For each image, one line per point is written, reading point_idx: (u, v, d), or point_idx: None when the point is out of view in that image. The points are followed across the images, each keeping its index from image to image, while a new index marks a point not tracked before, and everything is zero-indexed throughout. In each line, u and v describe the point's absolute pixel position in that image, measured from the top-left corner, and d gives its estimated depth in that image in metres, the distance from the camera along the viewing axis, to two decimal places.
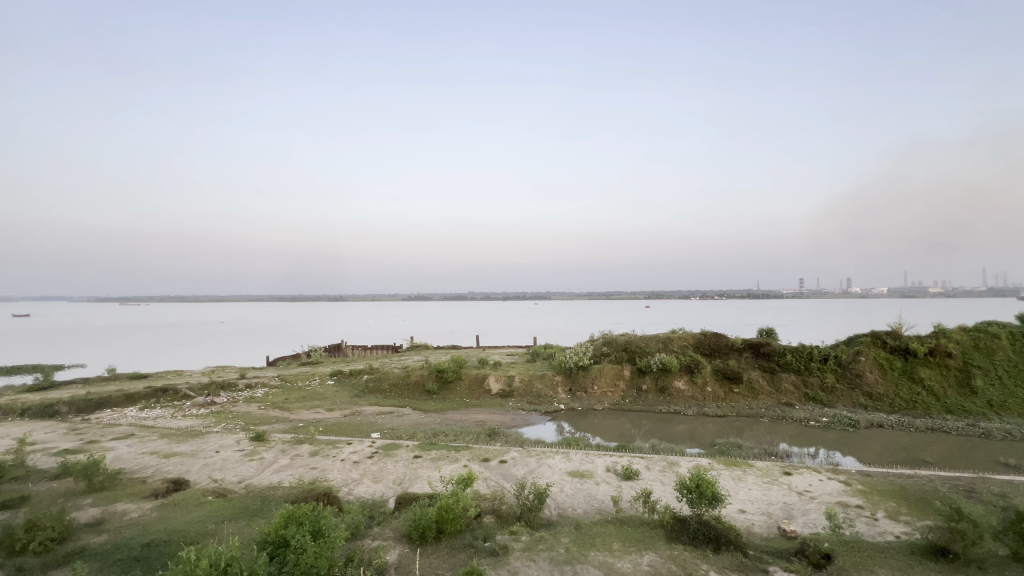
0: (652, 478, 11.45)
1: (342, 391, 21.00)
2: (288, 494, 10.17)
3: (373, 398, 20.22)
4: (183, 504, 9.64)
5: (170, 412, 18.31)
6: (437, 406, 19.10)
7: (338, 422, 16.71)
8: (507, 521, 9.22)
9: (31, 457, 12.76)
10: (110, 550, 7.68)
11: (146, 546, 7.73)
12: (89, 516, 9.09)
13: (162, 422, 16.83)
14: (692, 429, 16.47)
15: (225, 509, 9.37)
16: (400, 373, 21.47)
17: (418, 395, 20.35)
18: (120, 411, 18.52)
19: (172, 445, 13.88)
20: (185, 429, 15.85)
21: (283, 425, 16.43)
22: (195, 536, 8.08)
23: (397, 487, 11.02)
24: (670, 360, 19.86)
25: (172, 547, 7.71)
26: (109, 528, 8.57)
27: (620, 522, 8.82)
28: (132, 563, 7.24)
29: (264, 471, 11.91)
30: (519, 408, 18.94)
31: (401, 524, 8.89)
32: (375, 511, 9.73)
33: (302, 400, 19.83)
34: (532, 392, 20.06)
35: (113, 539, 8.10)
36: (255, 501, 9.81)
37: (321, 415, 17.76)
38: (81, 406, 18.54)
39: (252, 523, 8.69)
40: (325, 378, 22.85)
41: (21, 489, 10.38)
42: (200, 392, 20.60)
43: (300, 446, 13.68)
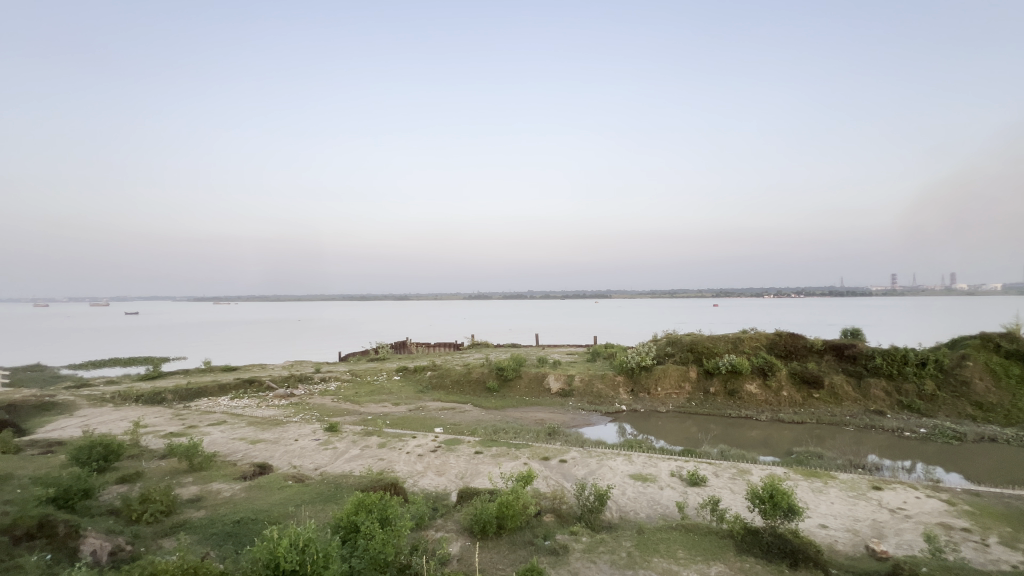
0: (721, 485, 10.89)
1: (408, 387, 21.89)
2: (358, 482, 10.77)
3: (437, 393, 20.94)
4: (268, 486, 10.52)
5: (256, 402, 20.06)
6: (497, 404, 19.40)
7: (404, 416, 17.44)
8: (567, 521, 9.16)
9: (144, 438, 14.48)
10: (208, 524, 8.54)
11: (237, 522, 8.53)
12: (190, 493, 10.16)
13: (250, 411, 18.47)
14: (765, 436, 15.47)
15: (303, 493, 10.10)
16: (462, 370, 22.04)
17: (479, 392, 20.79)
18: (215, 399, 20.54)
19: (258, 433, 15.18)
20: (269, 418, 17.29)
21: (354, 417, 17.42)
22: (277, 517, 8.78)
23: (459, 481, 11.32)
24: (740, 362, 18.75)
25: (257, 525, 8.41)
26: (206, 505, 9.53)
27: (685, 529, 8.47)
28: (225, 537, 8.00)
29: (337, 460, 12.71)
30: (579, 408, 18.77)
31: (463, 518, 9.13)
32: (439, 503, 10.06)
33: (371, 394, 20.92)
34: (592, 391, 19.81)
35: (210, 514, 9.01)
36: (330, 487, 10.50)
37: (389, 409, 18.66)
38: (183, 393, 20.80)
39: (327, 508, 9.30)
40: (392, 374, 23.93)
41: (137, 465, 11.83)
42: (281, 384, 22.35)
43: (369, 438, 14.46)
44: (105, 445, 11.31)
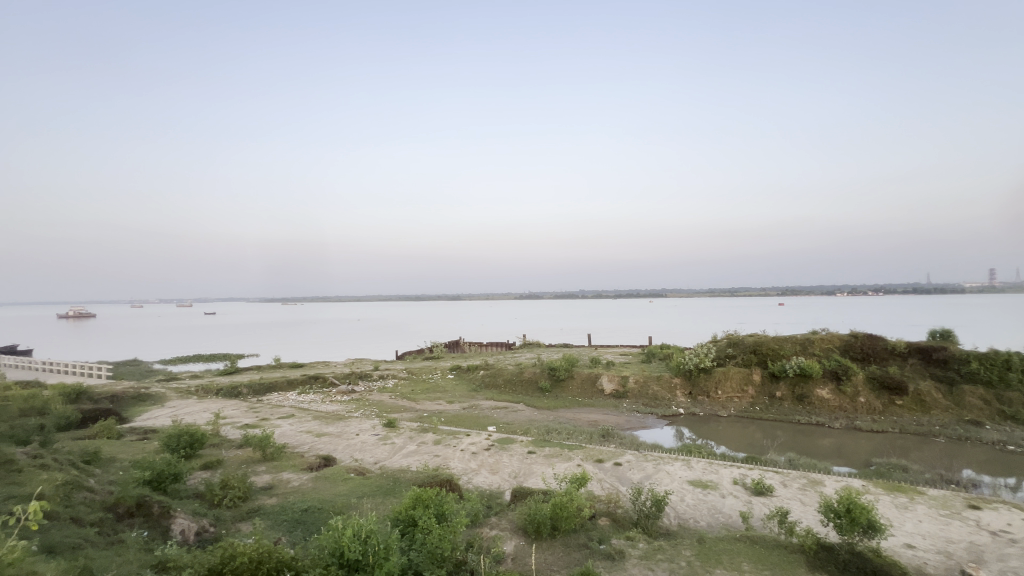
0: (790, 496, 10.21)
1: (461, 385, 22.32)
2: (415, 478, 11.10)
3: (489, 392, 21.18)
4: (332, 478, 11.09)
5: (320, 397, 21.21)
6: (549, 404, 19.31)
7: (458, 414, 17.79)
8: (623, 526, 8.96)
9: (224, 429, 15.73)
10: (279, 510, 9.13)
11: (305, 510, 9.05)
12: (263, 481, 10.92)
13: (315, 406, 19.56)
14: (839, 445, 14.36)
15: (364, 486, 10.54)
16: (514, 370, 22.15)
17: (531, 392, 20.79)
18: (284, 394, 21.94)
19: (323, 426, 16.04)
20: (332, 413, 18.22)
21: (410, 414, 17.99)
22: (341, 507, 9.23)
23: (513, 480, 11.39)
24: (810, 364, 17.53)
25: (323, 515, 8.89)
26: (277, 493, 10.19)
27: (750, 541, 8.03)
28: (295, 524, 8.51)
29: (395, 455, 13.16)
30: (634, 410, 18.30)
31: (517, 517, 9.16)
32: (493, 501, 10.17)
33: (426, 392, 21.52)
34: (647, 393, 19.26)
35: (281, 502, 9.62)
36: (389, 481, 10.90)
37: (443, 406, 19.10)
38: (257, 388, 22.40)
39: (386, 501, 9.66)
40: (446, 372, 24.50)
41: (217, 453, 12.87)
42: (343, 381, 23.51)
43: (425, 434, 14.88)
44: (191, 434, 12.39)
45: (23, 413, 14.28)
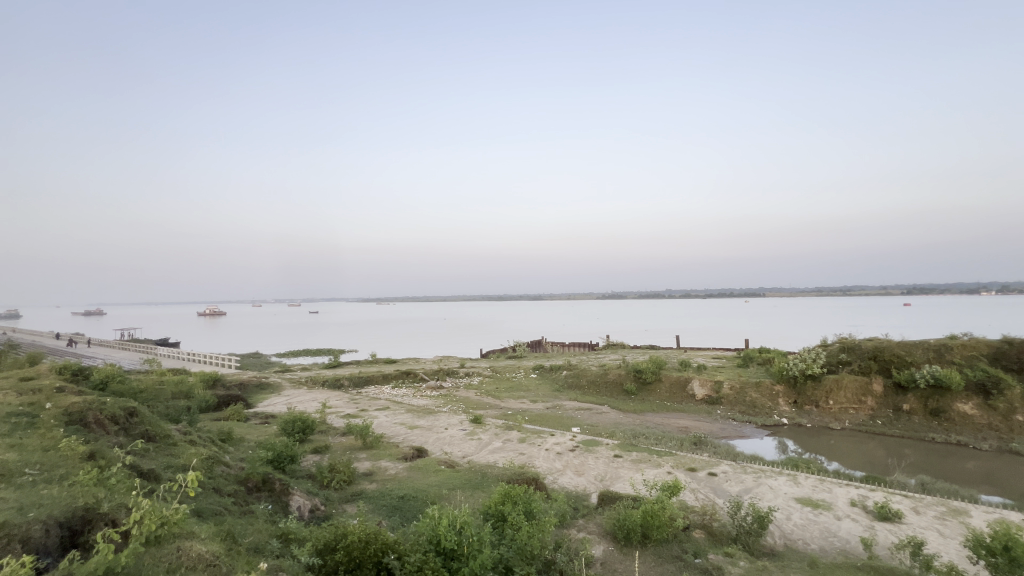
0: (924, 525, 8.90)
1: (544, 385, 22.37)
2: (502, 474, 11.32)
3: (573, 393, 21.05)
4: (425, 468, 11.70)
5: (412, 391, 22.48)
6: (636, 407, 18.70)
7: (542, 414, 17.84)
8: (720, 541, 8.39)
9: (330, 417, 17.27)
10: (380, 496, 9.82)
11: (402, 497, 9.64)
12: (364, 467, 11.80)
13: (407, 399, 20.78)
14: (989, 470, 12.24)
15: (455, 479, 10.97)
16: (598, 372, 21.75)
17: (616, 394, 20.27)
18: (380, 388, 23.57)
19: (415, 419, 16.99)
20: (423, 406, 19.24)
21: (495, 411, 18.38)
22: (434, 497, 9.70)
23: (599, 483, 11.18)
24: (948, 374, 15.15)
25: (417, 503, 9.40)
26: (377, 479, 10.97)
27: (874, 571, 7.12)
28: (393, 509, 9.10)
29: (482, 450, 13.55)
30: (730, 418, 17.10)
31: (605, 521, 8.98)
32: (580, 503, 10.07)
33: (510, 390, 21.87)
34: (745, 401, 17.90)
35: (381, 488, 10.33)
36: (478, 475, 11.25)
37: (527, 405, 19.33)
38: (357, 380, 24.34)
39: (476, 494, 9.97)
40: (529, 371, 24.72)
41: (325, 439, 14.14)
42: (432, 377, 24.67)
43: (510, 432, 15.12)
44: (303, 421, 13.75)
45: (175, 396, 16.81)
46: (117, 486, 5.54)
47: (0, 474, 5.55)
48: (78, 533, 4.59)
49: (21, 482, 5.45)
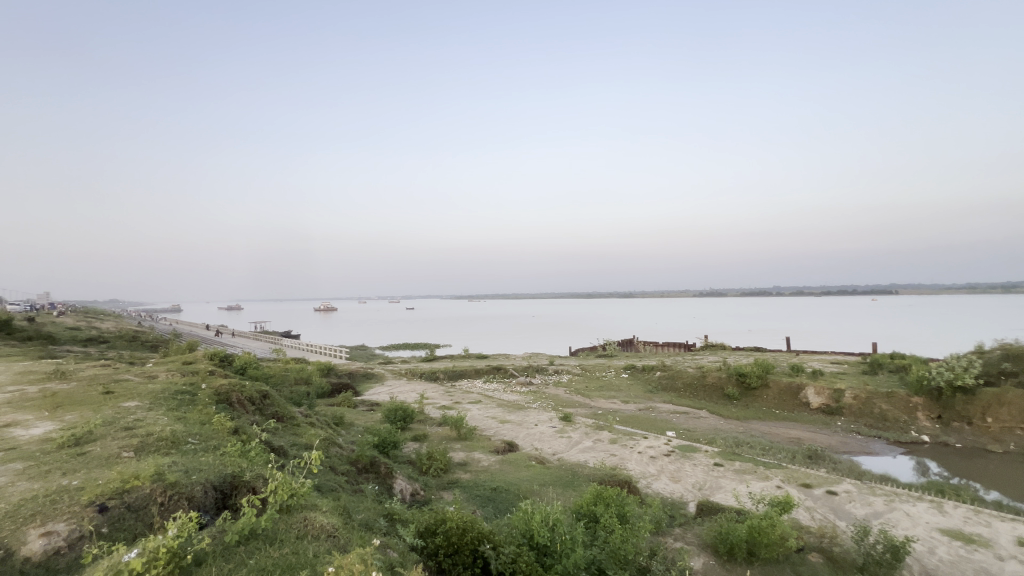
0: None
1: (637, 385, 21.62)
2: (593, 473, 11.17)
3: (667, 395, 20.12)
4: (517, 463, 11.93)
5: (503, 386, 23.04)
6: (738, 413, 17.36)
7: (635, 415, 17.27)
8: (842, 568, 7.48)
9: (427, 408, 18.34)
10: (474, 486, 10.21)
11: (495, 489, 9.93)
12: (459, 458, 12.34)
13: (498, 394, 21.35)
14: None
15: (545, 475, 11.04)
16: (695, 374, 20.55)
17: (716, 398, 18.99)
18: (472, 381, 24.51)
19: (506, 414, 17.40)
20: (513, 402, 19.63)
21: (585, 410, 18.18)
22: (525, 492, 9.86)
23: (697, 492, 10.54)
24: None
25: (509, 496, 9.63)
26: (471, 469, 11.42)
27: None
28: (487, 500, 9.42)
29: (573, 448, 13.48)
30: (853, 431, 15.17)
31: (704, 533, 8.47)
32: (676, 511, 9.60)
33: (600, 389, 21.47)
34: (872, 412, 15.76)
35: (475, 478, 10.74)
36: (568, 473, 11.21)
37: (618, 405, 18.85)
38: (451, 374, 25.54)
39: (567, 492, 9.96)
40: (620, 371, 24.06)
41: (424, 428, 15.03)
42: (522, 373, 25.06)
43: (601, 432, 14.84)
44: (404, 410, 14.74)
45: (297, 382, 18.97)
46: (255, 458, 6.39)
47: (171, 441, 6.69)
48: (228, 495, 5.36)
49: (186, 449, 6.52)
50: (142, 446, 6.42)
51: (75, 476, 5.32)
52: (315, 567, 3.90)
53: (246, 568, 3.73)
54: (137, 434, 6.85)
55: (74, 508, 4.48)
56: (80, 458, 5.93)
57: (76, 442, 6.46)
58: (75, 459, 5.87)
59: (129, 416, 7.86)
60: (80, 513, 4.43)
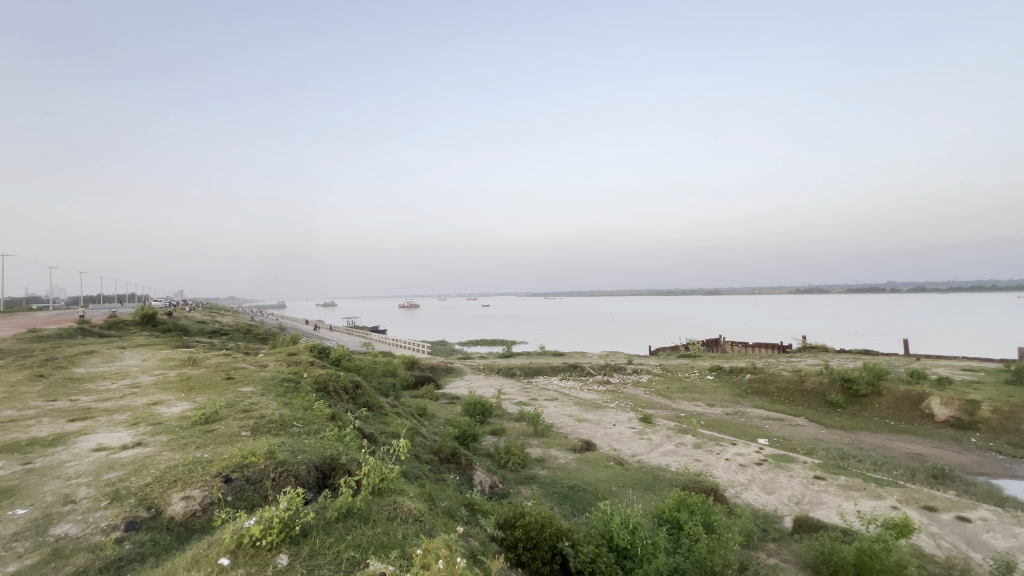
0: None
1: (723, 388, 20.34)
2: (676, 478, 10.69)
3: (758, 399, 18.72)
4: (594, 462, 11.77)
5: (579, 385, 22.83)
6: (844, 423, 15.68)
7: (721, 419, 16.26)
8: None
9: (505, 403, 18.71)
10: (552, 482, 10.24)
11: (572, 487, 9.90)
12: (536, 454, 12.45)
13: (574, 392, 21.20)
14: None
15: (624, 476, 10.78)
16: (791, 378, 18.89)
17: (816, 405, 17.30)
18: (549, 379, 24.56)
19: (583, 412, 17.23)
20: (590, 400, 19.36)
21: (667, 412, 17.45)
22: (604, 493, 9.71)
23: (794, 506, 9.68)
24: None
25: (587, 496, 9.54)
26: (548, 466, 11.46)
27: None
28: (565, 498, 9.40)
29: (653, 451, 13.02)
30: (991, 450, 13.05)
31: (803, 551, 7.79)
32: (769, 525, 8.92)
33: (683, 391, 20.45)
34: (1017, 430, 13.44)
35: (552, 475, 10.76)
36: (648, 476, 10.85)
37: (702, 408, 17.87)
38: (527, 370, 25.79)
39: (648, 496, 9.65)
40: (705, 372, 22.75)
41: (501, 423, 15.34)
42: (599, 372, 24.64)
43: (684, 435, 14.16)
44: (483, 404, 15.13)
45: (385, 374, 20.27)
46: (350, 443, 6.94)
47: (279, 424, 7.46)
48: (328, 475, 5.86)
49: (292, 431, 7.24)
50: (257, 427, 7.23)
51: (205, 450, 6.13)
52: (405, 548, 4.15)
53: (344, 543, 4.05)
54: (253, 416, 7.73)
55: (205, 478, 5.16)
56: (208, 434, 6.83)
57: (206, 420, 7.46)
58: (205, 435, 6.77)
59: (246, 399, 8.90)
60: (210, 483, 5.10)
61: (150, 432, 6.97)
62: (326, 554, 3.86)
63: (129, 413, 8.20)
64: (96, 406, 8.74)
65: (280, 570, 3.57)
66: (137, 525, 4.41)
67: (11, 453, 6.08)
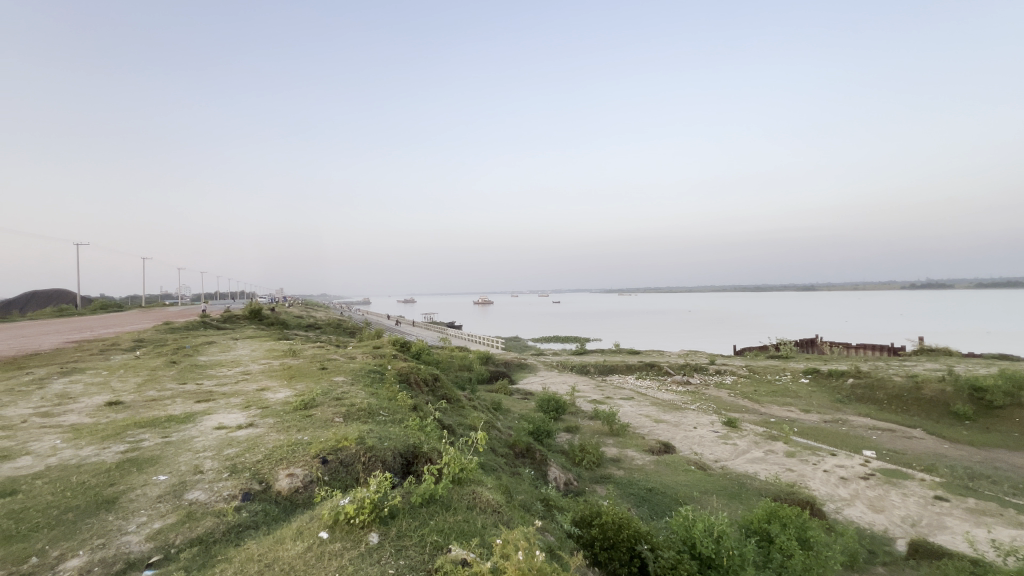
0: None
1: (820, 393, 18.58)
2: (765, 488, 9.97)
3: (863, 407, 16.87)
4: (673, 465, 11.30)
5: (657, 384, 22.02)
6: (973, 437, 13.62)
7: (818, 427, 14.88)
8: None
9: (579, 400, 18.55)
10: (628, 483, 9.99)
11: (650, 490, 9.59)
12: (612, 453, 12.21)
13: (651, 392, 20.49)
14: None
15: (707, 482, 10.25)
16: (904, 385, 16.77)
17: (936, 416, 15.22)
18: (624, 377, 23.96)
19: (660, 413, 16.61)
20: (668, 401, 18.61)
21: (754, 416, 16.30)
22: (684, 498, 9.29)
23: (909, 528, 8.61)
24: None
25: (667, 500, 9.19)
26: (624, 467, 11.20)
27: None
28: (642, 500, 9.14)
29: (738, 457, 12.24)
30: None
31: None
32: (877, 546, 8.01)
33: (773, 395, 18.94)
34: None
35: (628, 476, 10.50)
36: (733, 483, 10.21)
37: (795, 414, 16.47)
38: (602, 368, 25.36)
39: (733, 504, 9.07)
40: (799, 375, 20.87)
41: (575, 420, 15.23)
42: (677, 372, 23.57)
43: (774, 442, 13.12)
44: (557, 401, 15.14)
45: (461, 368, 20.96)
46: (431, 433, 7.28)
47: (368, 412, 8.01)
48: (411, 462, 6.19)
49: (379, 419, 7.75)
50: (349, 414, 7.83)
51: (305, 433, 6.74)
52: (484, 537, 4.27)
53: (427, 527, 4.26)
54: (345, 403, 8.38)
55: (306, 458, 5.69)
56: (308, 418, 7.51)
57: (305, 405, 8.21)
58: (305, 419, 7.45)
59: (339, 388, 9.66)
60: (310, 462, 5.61)
61: (259, 415, 7.82)
62: (412, 536, 4.07)
63: (243, 397, 9.25)
64: (217, 390, 9.97)
65: (371, 547, 3.84)
66: (252, 496, 4.97)
67: (153, 427, 7.13)
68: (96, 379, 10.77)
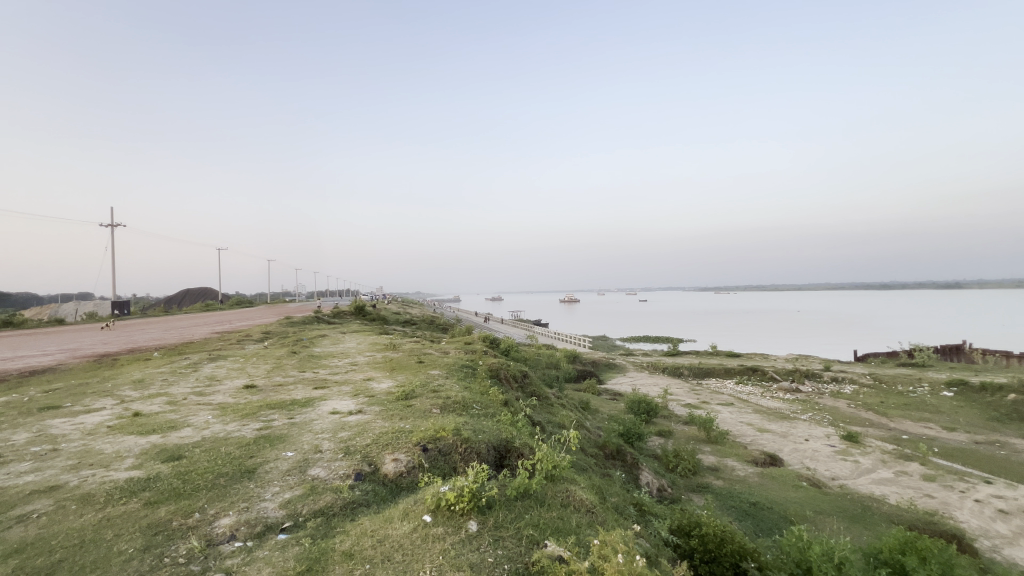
0: None
1: (970, 410, 15.77)
2: (897, 514, 8.72)
3: None
4: (781, 479, 10.33)
5: (760, 390, 20.24)
6: None
7: (965, 448, 12.69)
8: None
9: (671, 404, 17.71)
10: (729, 495, 9.34)
11: (754, 504, 8.87)
12: (709, 461, 11.48)
13: (754, 398, 18.91)
14: None
15: (822, 501, 9.23)
16: None
17: None
18: (722, 381, 22.39)
19: (765, 421, 15.27)
20: (774, 409, 17.04)
21: (880, 431, 14.35)
22: (795, 516, 8.47)
23: None
24: None
25: (775, 516, 8.42)
26: (723, 477, 10.47)
27: None
28: (745, 514, 8.48)
29: (861, 476, 10.86)
30: None
31: None
32: None
33: (905, 408, 16.50)
34: None
35: (728, 487, 9.82)
36: (855, 505, 9.08)
37: (935, 432, 14.20)
38: (697, 371, 23.93)
39: (856, 529, 8.08)
40: (940, 388, 17.92)
41: (668, 424, 14.55)
42: (785, 378, 21.46)
43: (907, 463, 11.43)
44: (648, 403, 14.61)
45: (549, 366, 21.00)
46: (522, 428, 7.42)
47: (462, 405, 8.36)
48: (504, 456, 6.36)
49: (472, 412, 8.05)
50: (444, 406, 8.22)
51: (407, 422, 7.21)
52: (580, 536, 4.26)
53: (524, 520, 4.35)
54: (441, 396, 8.82)
55: (409, 444, 6.08)
56: (408, 408, 8.03)
57: (406, 396, 8.80)
58: (406, 409, 7.98)
59: (434, 381, 10.19)
60: (412, 449, 5.98)
61: (366, 403, 8.52)
62: (508, 528, 4.18)
63: (352, 386, 10.14)
64: (330, 379, 11.04)
65: (471, 535, 4.02)
66: (364, 476, 5.44)
67: (281, 409, 8.10)
68: (235, 365, 12.49)
